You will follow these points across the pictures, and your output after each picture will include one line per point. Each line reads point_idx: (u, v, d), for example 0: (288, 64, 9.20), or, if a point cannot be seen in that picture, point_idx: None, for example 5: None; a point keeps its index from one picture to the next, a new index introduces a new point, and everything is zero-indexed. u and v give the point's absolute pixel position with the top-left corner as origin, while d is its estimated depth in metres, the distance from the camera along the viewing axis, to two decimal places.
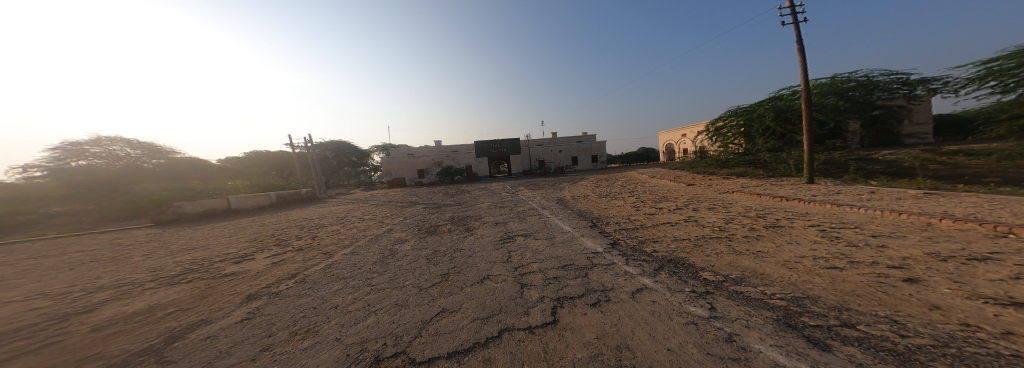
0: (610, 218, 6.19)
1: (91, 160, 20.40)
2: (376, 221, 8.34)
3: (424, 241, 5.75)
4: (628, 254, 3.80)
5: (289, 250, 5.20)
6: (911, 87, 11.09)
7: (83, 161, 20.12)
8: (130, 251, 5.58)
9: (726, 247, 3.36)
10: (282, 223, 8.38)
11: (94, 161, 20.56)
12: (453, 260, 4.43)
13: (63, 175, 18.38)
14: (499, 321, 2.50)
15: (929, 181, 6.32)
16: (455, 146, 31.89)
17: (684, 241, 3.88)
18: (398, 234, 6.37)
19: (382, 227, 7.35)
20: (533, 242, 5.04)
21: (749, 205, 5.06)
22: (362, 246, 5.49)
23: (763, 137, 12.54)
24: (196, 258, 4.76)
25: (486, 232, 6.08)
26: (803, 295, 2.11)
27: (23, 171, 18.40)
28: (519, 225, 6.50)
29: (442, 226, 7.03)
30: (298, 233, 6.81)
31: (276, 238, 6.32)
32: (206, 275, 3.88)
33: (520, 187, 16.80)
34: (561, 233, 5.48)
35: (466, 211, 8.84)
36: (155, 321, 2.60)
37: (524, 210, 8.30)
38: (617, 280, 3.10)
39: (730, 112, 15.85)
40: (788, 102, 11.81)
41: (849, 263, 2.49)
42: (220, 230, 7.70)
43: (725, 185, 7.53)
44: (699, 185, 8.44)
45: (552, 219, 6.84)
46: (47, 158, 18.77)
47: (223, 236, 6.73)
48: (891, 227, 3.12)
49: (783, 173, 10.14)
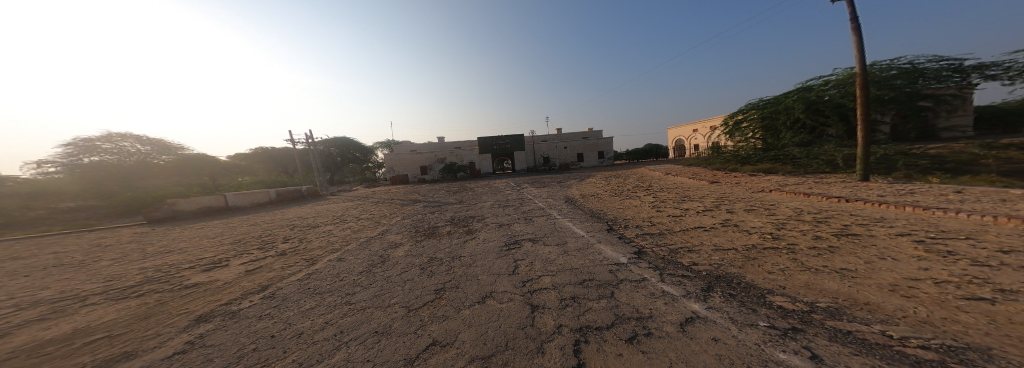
0: (628, 220, 5.48)
1: (103, 156, 20.47)
2: (372, 221, 7.78)
3: (420, 245, 5.15)
4: (661, 267, 3.10)
5: (270, 255, 4.66)
6: (962, 75, 10.06)
7: (95, 157, 20.20)
8: (102, 255, 5.11)
9: (791, 259, 2.65)
10: (274, 222, 7.90)
11: (106, 156, 20.63)
12: (451, 270, 3.82)
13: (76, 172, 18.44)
14: (505, 364, 1.87)
15: (1002, 178, 5.46)
16: (459, 143, 31.33)
17: (730, 251, 3.16)
18: (393, 237, 5.80)
19: (377, 228, 6.79)
20: (543, 250, 4.37)
21: (798, 207, 4.29)
22: (351, 250, 4.92)
23: (789, 131, 11.57)
24: (164, 264, 4.25)
25: (489, 236, 5.44)
26: (961, 346, 1.41)
27: (36, 167, 18.49)
28: (526, 227, 5.83)
29: (441, 228, 6.43)
30: (286, 234, 6.28)
31: (262, 239, 5.81)
32: (164, 287, 3.35)
33: (525, 184, 16.13)
34: (573, 239, 4.79)
35: (469, 211, 8.23)
36: (66, 355, 2.04)
37: (531, 210, 7.64)
38: (654, 303, 2.41)
39: (750, 105, 14.88)
40: (819, 93, 10.90)
41: (1001, 293, 1.77)
42: (208, 229, 7.24)
43: (757, 183, 6.72)
44: (724, 182, 7.62)
45: (562, 221, 6.15)
46: (60, 153, 18.88)
47: (207, 237, 6.26)
48: (1022, 239, 2.37)
49: (816, 170, 9.21)
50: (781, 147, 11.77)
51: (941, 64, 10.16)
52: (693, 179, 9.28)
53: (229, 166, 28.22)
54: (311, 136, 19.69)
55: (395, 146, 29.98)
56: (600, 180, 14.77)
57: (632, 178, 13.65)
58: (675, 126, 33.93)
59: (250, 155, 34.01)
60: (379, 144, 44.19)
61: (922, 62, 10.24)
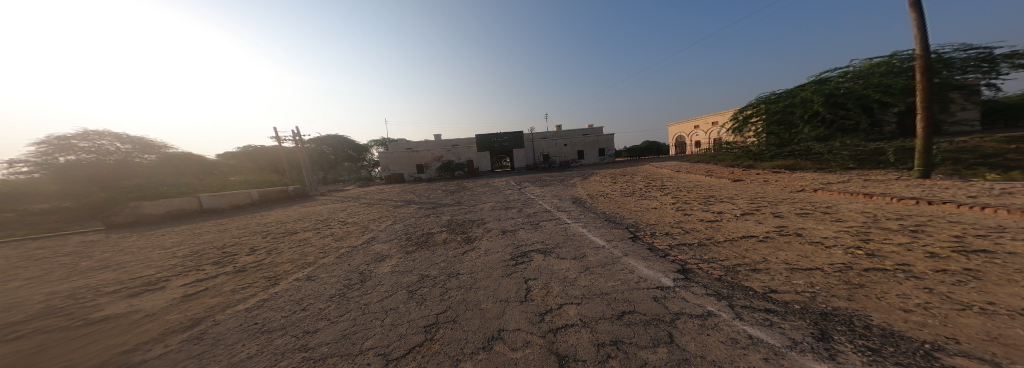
0: (652, 226, 4.72)
1: (80, 155, 19.03)
2: (358, 226, 6.93)
3: (410, 258, 4.33)
4: (724, 294, 2.34)
5: (224, 272, 3.80)
6: (990, 65, 9.55)
7: (72, 156, 18.66)
8: (21, 273, 4.17)
9: (921, 289, 1.89)
10: (246, 228, 6.97)
11: (83, 156, 19.13)
12: (446, 297, 3.02)
13: (49, 169, 17.01)
14: None
15: None
16: (457, 140, 30.37)
17: (812, 270, 2.40)
18: (380, 247, 4.99)
19: (363, 235, 5.96)
20: (559, 267, 3.60)
21: (866, 211, 3.56)
22: (325, 265, 4.09)
23: (806, 125, 10.89)
24: (84, 286, 3.38)
25: (491, 246, 4.64)
26: None
27: (6, 167, 17.14)
28: (534, 235, 5.05)
29: (435, 235, 5.61)
30: (254, 243, 5.39)
31: (223, 250, 4.92)
32: (59, 325, 2.50)
33: (526, 183, 15.33)
34: (593, 251, 4.00)
35: (467, 214, 7.41)
36: None
37: (537, 213, 6.86)
38: (746, 358, 1.62)
39: (759, 99, 14.27)
40: (835, 85, 10.25)
41: None
42: (167, 237, 6.28)
43: (791, 181, 5.99)
44: (750, 180, 6.89)
45: (574, 226, 5.38)
46: (34, 152, 17.30)
47: (162, 247, 5.36)
48: None
49: (842, 167, 8.55)
50: (797, 143, 11.12)
51: (970, 53, 9.58)
52: (710, 178, 8.54)
53: (216, 165, 26.97)
54: (299, 134, 18.60)
55: (391, 144, 28.93)
56: (604, 178, 14.00)
57: (639, 176, 12.93)
58: (676, 122, 33.40)
59: (238, 154, 32.60)
60: (375, 142, 43.10)
61: (947, 51, 9.71)
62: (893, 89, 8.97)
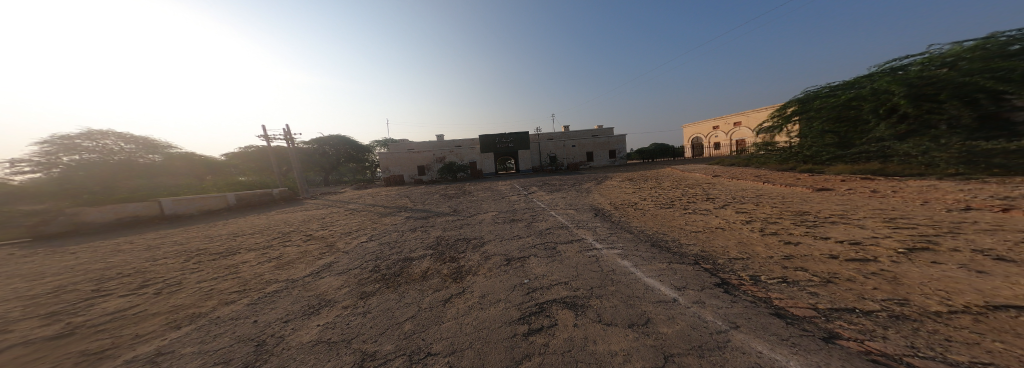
0: (740, 261, 3.00)
1: (83, 155, 17.87)
2: (323, 243, 5.37)
3: (360, 310, 2.71)
4: None
5: (28, 339, 2.21)
6: None
7: (76, 156, 17.62)
8: None
9: None
10: (183, 245, 5.44)
11: (87, 155, 18.05)
12: None
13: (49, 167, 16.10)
14: None
15: None
16: (460, 141, 29.04)
17: None
18: (329, 283, 3.38)
19: (318, 259, 4.37)
20: (615, 354, 1.91)
21: None
22: (220, 320, 2.50)
23: (880, 121, 9.02)
24: None
25: (490, 290, 2.99)
26: None
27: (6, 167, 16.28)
28: (555, 269, 3.38)
29: (414, 263, 3.96)
30: (160, 272, 3.82)
31: (101, 285, 3.35)
32: None
33: (534, 187, 13.73)
34: (662, 311, 2.33)
35: (463, 229, 5.76)
36: None
37: (552, 230, 5.22)
38: None
39: (807, 93, 12.31)
40: (919, 71, 8.19)
41: None
42: (74, 258, 4.76)
43: (924, 193, 4.19)
44: (845, 190, 5.09)
45: (613, 255, 3.69)
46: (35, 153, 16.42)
47: (37, 275, 3.84)
48: None
49: (944, 172, 7.39)
50: (870, 142, 9.38)
51: None
52: (773, 185, 6.74)
53: (216, 165, 26.05)
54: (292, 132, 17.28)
55: (393, 144, 27.62)
56: (625, 184, 12.21)
57: (668, 182, 11.08)
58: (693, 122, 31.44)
59: (243, 155, 31.77)
60: (377, 143, 42.18)
61: None
62: (1010, 75, 6.84)
